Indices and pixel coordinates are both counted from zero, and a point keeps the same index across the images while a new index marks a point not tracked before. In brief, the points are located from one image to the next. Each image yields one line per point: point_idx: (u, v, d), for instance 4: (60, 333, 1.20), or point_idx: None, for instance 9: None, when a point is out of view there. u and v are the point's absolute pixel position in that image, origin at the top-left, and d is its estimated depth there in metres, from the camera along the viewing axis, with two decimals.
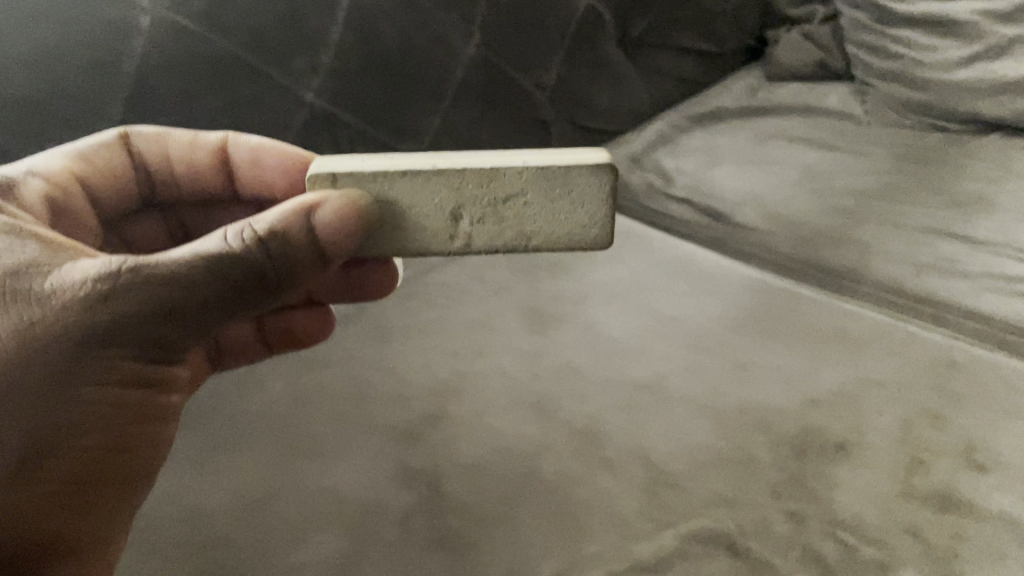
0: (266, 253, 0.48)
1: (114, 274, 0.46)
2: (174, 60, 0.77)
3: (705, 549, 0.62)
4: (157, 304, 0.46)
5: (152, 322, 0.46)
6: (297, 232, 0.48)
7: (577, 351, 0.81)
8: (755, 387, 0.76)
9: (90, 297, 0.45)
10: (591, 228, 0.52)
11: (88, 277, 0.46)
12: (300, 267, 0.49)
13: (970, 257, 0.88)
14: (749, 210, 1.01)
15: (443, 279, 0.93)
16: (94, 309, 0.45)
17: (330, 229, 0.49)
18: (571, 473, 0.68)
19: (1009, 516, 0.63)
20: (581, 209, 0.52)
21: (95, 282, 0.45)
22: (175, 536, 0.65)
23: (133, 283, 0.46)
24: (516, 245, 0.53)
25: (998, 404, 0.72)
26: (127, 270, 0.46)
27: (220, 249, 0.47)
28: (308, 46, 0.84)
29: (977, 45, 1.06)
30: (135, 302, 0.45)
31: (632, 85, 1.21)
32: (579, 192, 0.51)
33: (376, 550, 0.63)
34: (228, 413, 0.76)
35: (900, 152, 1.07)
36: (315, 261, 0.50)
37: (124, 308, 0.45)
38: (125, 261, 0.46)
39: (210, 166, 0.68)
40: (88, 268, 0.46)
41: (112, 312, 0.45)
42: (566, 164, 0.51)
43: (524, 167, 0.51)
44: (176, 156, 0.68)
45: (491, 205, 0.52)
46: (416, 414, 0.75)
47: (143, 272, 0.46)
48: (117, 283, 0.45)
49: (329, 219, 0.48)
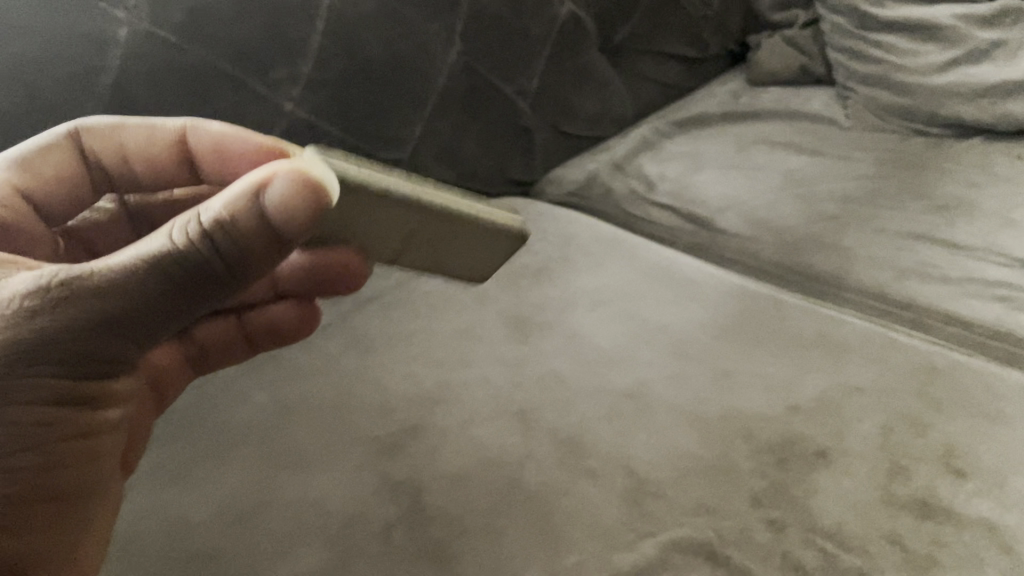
0: (209, 244, 0.47)
1: (46, 287, 0.45)
2: (153, 72, 0.77)
3: (686, 558, 0.63)
4: (92, 311, 0.46)
5: (94, 329, 0.46)
6: (243, 219, 0.46)
7: (560, 359, 0.82)
8: (736, 394, 0.76)
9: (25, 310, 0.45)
10: (485, 271, 0.63)
11: (20, 291, 0.46)
12: (250, 255, 0.48)
13: (950, 262, 0.88)
14: (732, 216, 1.02)
15: (426, 287, 0.93)
16: (31, 323, 0.45)
17: (277, 213, 0.46)
18: (553, 482, 0.69)
19: (987, 522, 0.63)
20: (490, 252, 0.60)
21: (27, 296, 0.45)
22: (156, 551, 0.65)
23: (66, 293, 0.45)
24: (429, 262, 0.58)
25: (978, 409, 0.72)
26: (57, 283, 0.46)
27: (162, 248, 0.46)
28: (288, 56, 0.85)
29: (959, 50, 1.08)
30: (69, 312, 0.45)
31: (614, 91, 1.21)
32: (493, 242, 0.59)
33: (359, 561, 0.63)
34: (209, 427, 0.76)
35: (882, 157, 1.08)
36: (268, 243, 0.48)
37: (57, 319, 0.45)
38: (56, 274, 0.46)
39: (169, 156, 0.67)
40: (20, 283, 0.46)
41: (44, 324, 0.45)
42: (504, 224, 0.59)
43: (474, 220, 0.56)
44: (132, 151, 0.66)
45: (434, 238, 0.55)
46: (398, 425, 0.75)
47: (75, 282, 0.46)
48: (47, 297, 0.45)
49: (273, 202, 0.46)
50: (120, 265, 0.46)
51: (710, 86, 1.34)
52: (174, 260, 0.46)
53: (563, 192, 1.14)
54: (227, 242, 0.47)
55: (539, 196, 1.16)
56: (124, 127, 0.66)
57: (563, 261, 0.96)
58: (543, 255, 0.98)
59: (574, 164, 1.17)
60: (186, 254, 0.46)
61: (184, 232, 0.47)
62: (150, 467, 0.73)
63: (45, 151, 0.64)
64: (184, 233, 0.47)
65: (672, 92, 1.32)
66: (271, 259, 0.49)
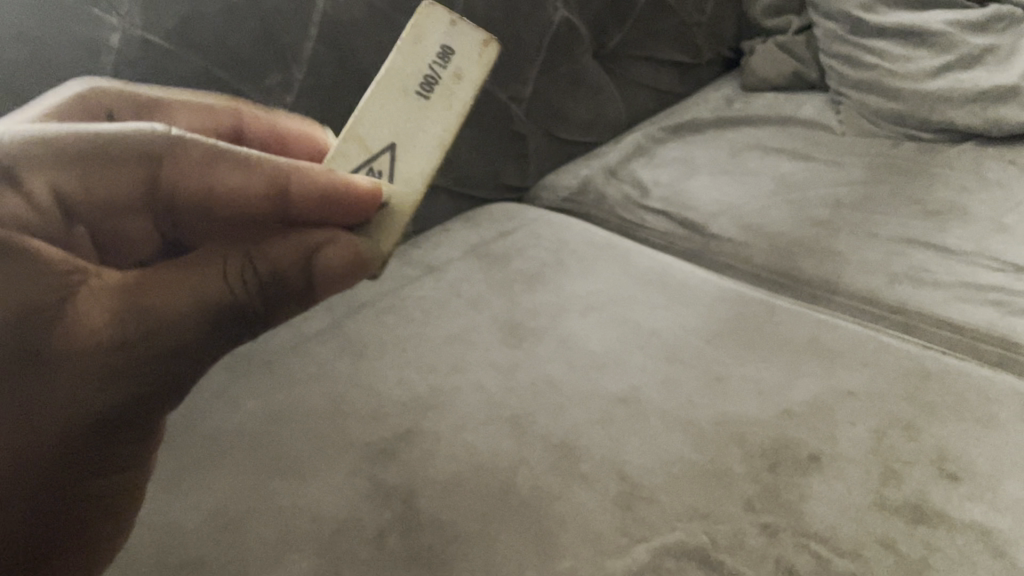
0: (267, 297, 0.51)
1: (119, 336, 0.46)
2: (145, 78, 0.77)
3: (679, 564, 0.63)
4: (165, 360, 0.48)
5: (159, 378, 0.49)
6: (298, 274, 0.52)
7: (554, 364, 0.82)
8: (728, 399, 0.76)
9: (107, 363, 0.46)
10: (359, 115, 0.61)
11: (96, 337, 0.46)
12: (290, 296, 0.53)
13: (943, 266, 0.89)
14: (725, 221, 1.02)
15: (420, 293, 0.94)
16: (117, 376, 0.47)
17: (332, 273, 0.53)
18: (547, 488, 0.69)
19: (980, 526, 0.63)
20: None
21: (103, 339, 0.46)
22: (146, 559, 0.65)
23: (138, 341, 0.47)
24: None
25: (970, 413, 0.72)
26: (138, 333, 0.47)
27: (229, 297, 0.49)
28: (281, 62, 0.85)
29: (950, 56, 1.08)
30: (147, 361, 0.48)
31: (607, 96, 1.22)
32: (464, 34, 0.61)
33: (351, 568, 0.63)
34: (200, 434, 0.76)
35: (874, 162, 1.08)
36: (303, 294, 0.53)
37: (135, 367, 0.47)
38: (135, 322, 0.47)
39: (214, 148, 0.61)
40: (88, 320, 0.46)
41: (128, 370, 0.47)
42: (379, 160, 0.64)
43: None
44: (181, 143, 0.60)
45: None
46: (390, 431, 0.75)
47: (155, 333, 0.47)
48: (129, 348, 0.47)
49: (333, 266, 0.52)
50: (191, 311, 0.48)
51: (704, 91, 1.34)
52: (234, 308, 0.50)
53: (558, 197, 1.15)
54: (280, 286, 0.51)
55: (534, 201, 1.17)
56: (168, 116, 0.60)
57: (556, 266, 0.97)
58: (536, 260, 0.98)
59: (569, 169, 1.18)
60: (244, 300, 0.50)
61: (247, 281, 0.50)
62: None
63: (115, 162, 0.47)
64: (247, 282, 0.50)
65: (665, 98, 1.32)
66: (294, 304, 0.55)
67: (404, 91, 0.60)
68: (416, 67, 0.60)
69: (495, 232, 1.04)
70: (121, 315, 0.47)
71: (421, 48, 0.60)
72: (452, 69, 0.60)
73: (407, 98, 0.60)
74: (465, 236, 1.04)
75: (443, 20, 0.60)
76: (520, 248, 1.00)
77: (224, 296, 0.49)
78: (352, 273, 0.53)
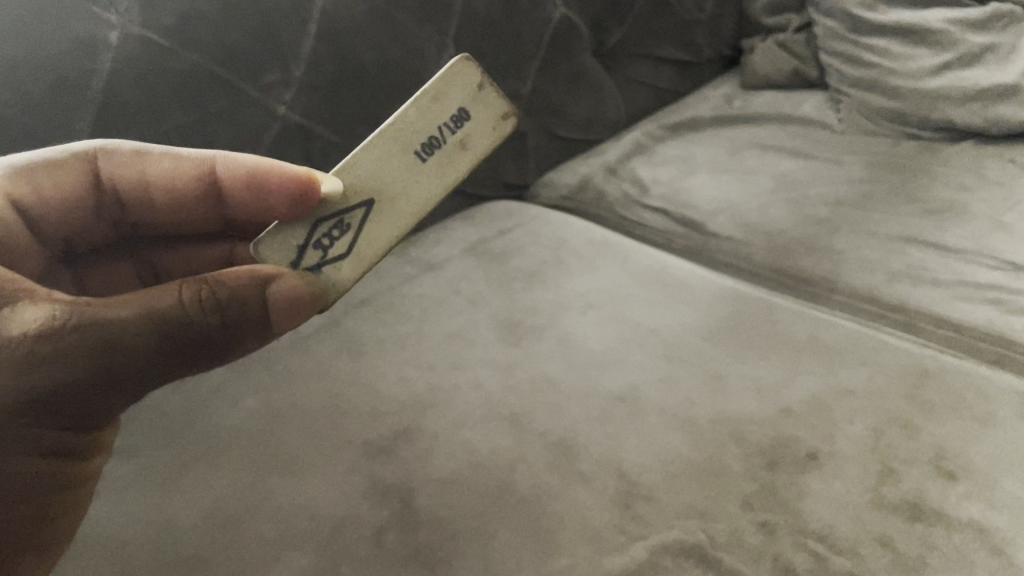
0: (221, 322, 0.53)
1: (53, 335, 0.48)
2: (144, 75, 0.77)
3: (677, 561, 0.63)
4: (100, 366, 0.49)
5: (96, 386, 0.50)
6: (252, 302, 0.54)
7: (553, 362, 0.82)
8: (726, 397, 0.77)
9: (37, 359, 0.48)
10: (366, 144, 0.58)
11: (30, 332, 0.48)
12: (247, 329, 0.55)
13: (942, 265, 0.89)
14: (723, 220, 1.02)
15: (419, 291, 0.94)
16: (40, 371, 0.48)
17: (282, 304, 0.55)
18: (546, 486, 0.69)
19: (978, 524, 0.63)
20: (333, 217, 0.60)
21: (37, 339, 0.48)
22: (145, 556, 0.65)
23: (72, 348, 0.48)
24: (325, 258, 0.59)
25: (968, 411, 0.72)
26: (73, 329, 0.48)
27: (176, 313, 0.51)
28: (280, 60, 0.85)
29: (949, 54, 1.08)
30: (77, 364, 0.49)
31: (607, 95, 1.22)
32: (484, 106, 0.61)
33: (349, 565, 0.63)
34: (200, 431, 0.76)
35: (873, 160, 1.08)
36: (259, 329, 0.55)
37: (67, 369, 0.49)
38: (69, 320, 0.49)
39: (190, 181, 0.64)
40: (28, 319, 0.48)
41: (58, 371, 0.48)
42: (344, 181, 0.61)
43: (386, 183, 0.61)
44: (154, 177, 0.64)
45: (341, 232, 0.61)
46: (389, 429, 0.75)
47: (90, 333, 0.49)
48: (62, 346, 0.48)
49: (283, 294, 0.55)
50: (131, 318, 0.50)
51: (703, 89, 1.34)
52: (181, 329, 0.51)
53: (557, 196, 1.15)
54: (234, 314, 0.53)
55: (533, 199, 1.17)
56: (144, 153, 0.63)
57: (555, 264, 0.97)
58: (535, 259, 0.98)
59: (568, 168, 1.18)
60: (195, 322, 0.52)
61: (198, 302, 0.52)
62: (137, 469, 0.73)
63: (62, 169, 0.62)
64: (199, 303, 0.52)
65: (665, 96, 1.32)
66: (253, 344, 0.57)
67: (407, 147, 0.59)
68: (428, 125, 0.59)
69: (494, 230, 1.04)
70: (59, 315, 0.49)
71: (440, 105, 0.59)
72: (459, 137, 0.60)
73: (406, 154, 0.59)
74: (465, 234, 1.04)
75: (471, 84, 0.60)
76: (519, 246, 1.00)
77: (172, 315, 0.51)
78: (297, 306, 0.55)
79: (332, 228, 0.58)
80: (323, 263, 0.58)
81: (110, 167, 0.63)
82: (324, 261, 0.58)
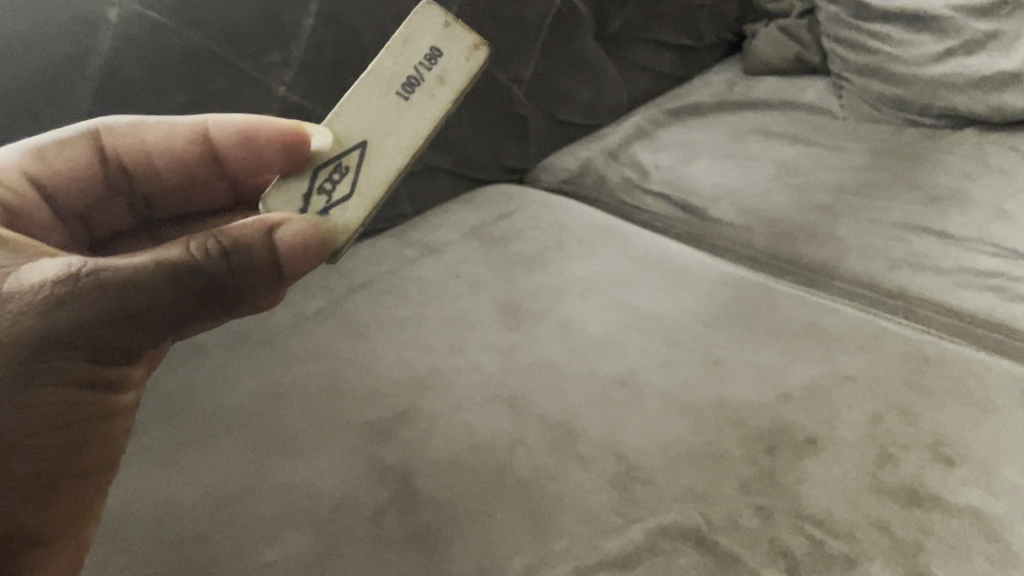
0: (228, 265, 0.52)
1: (70, 279, 0.48)
2: (144, 53, 0.77)
3: (674, 544, 0.63)
4: (114, 308, 0.48)
5: (112, 333, 0.49)
6: (258, 244, 0.53)
7: (553, 345, 0.82)
8: (726, 382, 0.77)
9: (54, 301, 0.47)
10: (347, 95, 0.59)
11: (47, 280, 0.48)
12: (257, 275, 0.54)
13: (943, 252, 0.89)
14: (724, 205, 1.02)
15: (420, 274, 0.93)
16: (55, 312, 0.47)
17: (291, 245, 0.54)
18: (545, 469, 0.69)
19: (975, 510, 0.63)
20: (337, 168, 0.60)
21: (54, 285, 0.48)
22: (144, 534, 0.65)
23: (88, 289, 0.48)
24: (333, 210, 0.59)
25: (967, 398, 0.72)
26: (85, 273, 0.48)
27: (184, 257, 0.51)
28: (282, 40, 0.84)
29: (953, 41, 1.06)
30: (92, 305, 0.48)
31: (609, 79, 1.22)
32: (454, 41, 0.61)
33: (348, 545, 0.63)
34: (200, 411, 0.76)
35: (875, 147, 1.08)
36: (273, 275, 0.54)
37: (82, 310, 0.48)
38: (82, 264, 0.49)
39: (188, 143, 0.66)
40: (45, 270, 0.48)
41: (72, 314, 0.47)
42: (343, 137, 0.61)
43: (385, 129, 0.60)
44: (155, 145, 0.66)
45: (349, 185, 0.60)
46: (388, 410, 0.75)
47: (101, 275, 0.48)
48: (75, 286, 0.48)
49: (291, 234, 0.54)
50: (140, 263, 0.49)
51: (706, 75, 1.34)
52: (191, 274, 0.51)
53: (558, 180, 1.15)
54: (242, 259, 0.53)
55: (533, 183, 1.17)
56: (140, 124, 0.66)
57: (556, 248, 0.96)
58: (536, 242, 0.98)
59: (570, 152, 1.18)
60: (204, 267, 0.51)
61: (205, 248, 0.52)
62: (138, 448, 0.73)
63: (66, 145, 0.64)
64: (207, 250, 0.52)
65: (667, 81, 1.32)
66: (266, 292, 0.55)
67: (387, 90, 0.59)
68: (402, 67, 0.60)
69: (495, 214, 1.04)
70: (73, 265, 0.49)
71: (412, 46, 0.60)
72: (437, 72, 0.60)
73: (387, 96, 0.59)
74: (465, 217, 1.04)
75: (437, 22, 0.60)
76: (520, 230, 1.00)
77: (180, 261, 0.51)
78: (306, 247, 0.54)
79: (331, 172, 0.59)
80: (328, 207, 0.58)
81: (113, 142, 0.65)
82: (329, 205, 0.58)
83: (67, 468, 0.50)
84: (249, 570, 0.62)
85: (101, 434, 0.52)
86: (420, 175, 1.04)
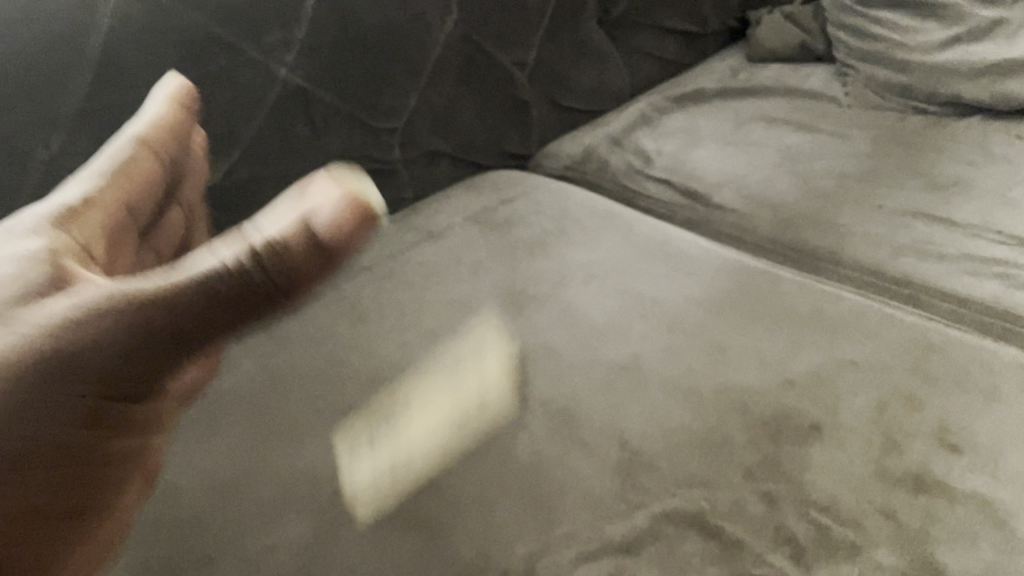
0: (263, 266, 0.38)
1: (98, 314, 0.40)
2: (144, 34, 0.76)
3: (678, 530, 0.62)
4: (155, 335, 0.40)
5: (151, 353, 0.41)
6: (294, 239, 0.38)
7: (555, 331, 0.81)
8: (730, 368, 0.76)
9: (82, 333, 0.40)
10: None
11: (84, 304, 0.40)
12: (288, 280, 0.39)
13: (948, 240, 0.88)
14: (727, 192, 1.01)
15: (421, 259, 0.93)
16: (81, 344, 0.40)
17: (332, 231, 0.38)
18: (547, 454, 0.68)
19: (981, 497, 0.63)
20: None
21: (86, 310, 0.40)
22: (143, 518, 0.64)
23: (124, 320, 0.40)
24: None
25: (973, 384, 0.72)
26: (122, 300, 0.40)
27: (227, 269, 0.39)
28: (282, 21, 0.83)
29: (958, 28, 1.07)
30: (126, 333, 0.40)
31: (611, 65, 1.21)
32: None
33: (349, 530, 0.63)
34: (199, 395, 0.76)
35: (879, 134, 1.07)
36: (322, 260, 0.39)
37: (113, 339, 0.40)
38: (120, 291, 0.40)
39: None
40: (88, 295, 0.41)
41: (104, 343, 0.40)
42: None
43: None
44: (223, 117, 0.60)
45: None
46: (389, 395, 0.74)
47: (139, 303, 0.40)
48: (110, 316, 0.40)
49: (330, 217, 0.38)
50: (188, 279, 0.39)
51: (708, 62, 1.33)
52: (234, 294, 0.39)
53: (560, 166, 1.14)
54: (276, 268, 0.38)
55: (535, 169, 1.16)
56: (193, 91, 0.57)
57: (558, 234, 0.96)
58: (538, 228, 0.97)
59: (572, 138, 1.17)
60: (252, 282, 0.39)
61: (244, 254, 0.39)
62: None
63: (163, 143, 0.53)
64: (247, 261, 0.39)
65: (670, 68, 1.31)
66: (323, 278, 0.40)
67: None
68: None
69: (496, 199, 1.03)
70: (106, 300, 0.40)
71: None
72: None
73: None
74: (466, 202, 1.03)
75: None
76: (522, 216, 1.00)
77: (226, 279, 0.39)
78: (352, 220, 0.38)
79: None
80: None
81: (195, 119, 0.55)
82: None
83: (78, 496, 0.43)
84: (248, 554, 0.61)
85: (131, 449, 0.45)
86: (421, 160, 1.04)
